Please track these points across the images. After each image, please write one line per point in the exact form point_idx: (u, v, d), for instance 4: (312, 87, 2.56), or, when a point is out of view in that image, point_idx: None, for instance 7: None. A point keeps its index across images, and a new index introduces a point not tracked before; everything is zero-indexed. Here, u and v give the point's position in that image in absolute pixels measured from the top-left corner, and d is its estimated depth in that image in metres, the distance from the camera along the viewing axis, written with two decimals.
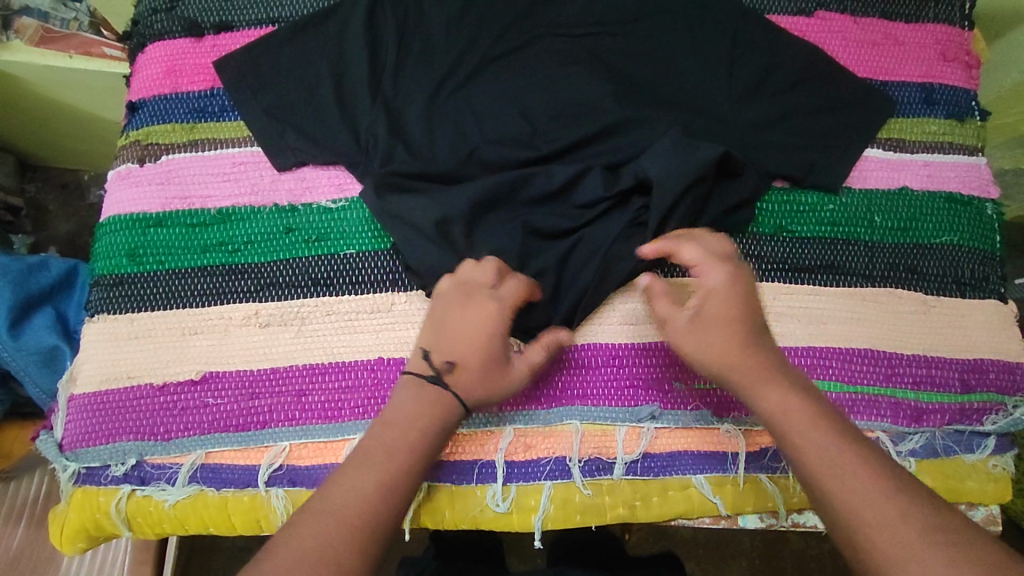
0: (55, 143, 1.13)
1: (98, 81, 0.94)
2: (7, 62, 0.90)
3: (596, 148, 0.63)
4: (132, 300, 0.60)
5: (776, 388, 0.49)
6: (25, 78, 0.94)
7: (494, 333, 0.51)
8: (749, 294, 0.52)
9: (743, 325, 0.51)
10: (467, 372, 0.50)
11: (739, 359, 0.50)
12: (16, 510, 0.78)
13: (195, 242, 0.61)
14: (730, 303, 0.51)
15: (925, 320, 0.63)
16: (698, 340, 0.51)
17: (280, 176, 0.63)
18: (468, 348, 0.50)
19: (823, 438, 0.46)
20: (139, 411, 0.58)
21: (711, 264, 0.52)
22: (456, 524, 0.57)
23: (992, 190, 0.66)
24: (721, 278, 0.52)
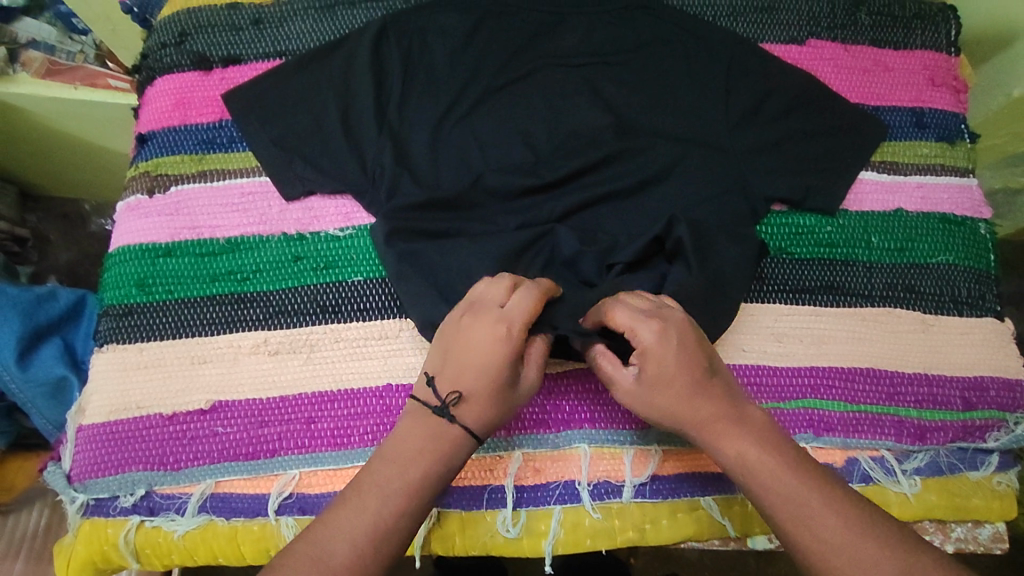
0: (59, 173, 1.14)
1: (103, 113, 0.96)
2: (14, 95, 0.92)
3: (597, 176, 0.64)
4: (140, 330, 0.60)
5: (736, 433, 0.48)
6: (31, 110, 0.95)
7: (507, 359, 0.48)
8: (688, 344, 0.48)
9: (687, 386, 0.48)
10: (475, 401, 0.47)
11: (692, 418, 0.48)
12: (15, 543, 0.76)
13: (205, 272, 0.62)
14: (670, 366, 0.48)
15: (925, 338, 0.64)
16: (648, 397, 0.49)
17: (289, 206, 0.64)
18: (481, 378, 0.48)
19: (789, 482, 0.45)
20: (147, 441, 0.58)
21: (640, 326, 0.48)
22: (466, 551, 0.57)
23: (984, 210, 0.68)
24: (652, 338, 0.47)
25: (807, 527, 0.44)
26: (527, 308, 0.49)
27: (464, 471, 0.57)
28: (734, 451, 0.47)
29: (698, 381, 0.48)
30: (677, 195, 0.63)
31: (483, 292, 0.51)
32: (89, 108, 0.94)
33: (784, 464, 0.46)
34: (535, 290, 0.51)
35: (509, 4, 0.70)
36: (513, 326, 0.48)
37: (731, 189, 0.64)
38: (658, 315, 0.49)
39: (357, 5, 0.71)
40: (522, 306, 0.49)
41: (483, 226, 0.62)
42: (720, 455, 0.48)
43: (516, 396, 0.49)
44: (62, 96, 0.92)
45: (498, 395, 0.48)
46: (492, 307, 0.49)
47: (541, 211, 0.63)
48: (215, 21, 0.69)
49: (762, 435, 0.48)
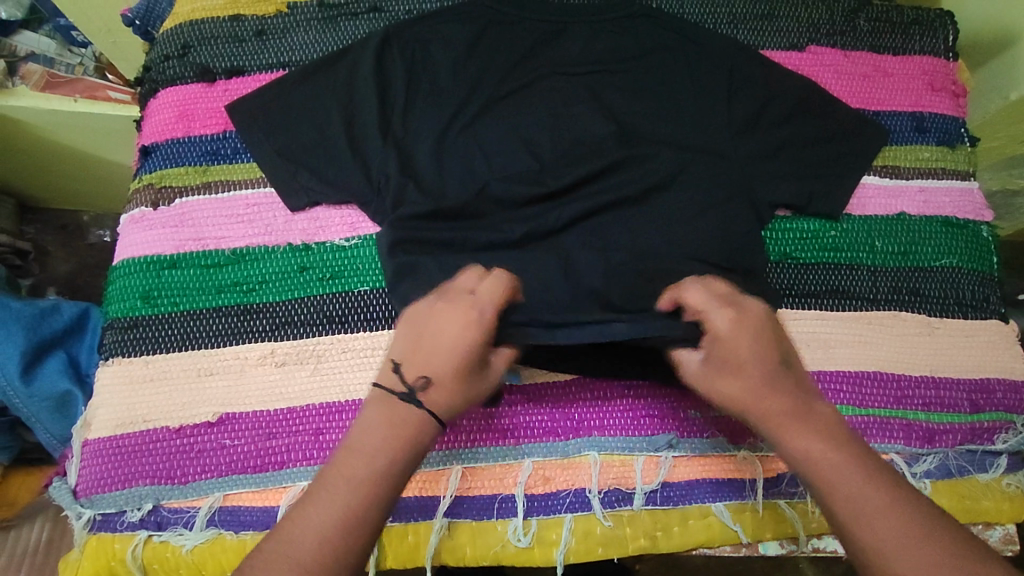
0: (57, 185, 1.14)
1: (103, 125, 0.96)
2: (13, 108, 0.92)
3: (602, 184, 0.65)
4: (146, 343, 0.60)
5: (800, 426, 0.48)
6: (30, 123, 0.95)
7: (472, 340, 0.50)
8: (759, 335, 0.52)
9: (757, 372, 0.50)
10: (437, 380, 0.49)
11: (758, 406, 0.49)
12: (16, 559, 0.74)
13: (210, 283, 0.62)
14: (739, 346, 0.51)
15: (931, 341, 0.64)
16: (717, 380, 0.52)
17: (294, 216, 0.64)
18: (445, 359, 0.50)
19: (849, 479, 0.45)
20: (155, 455, 0.57)
21: (713, 306, 0.53)
22: (476, 561, 0.57)
23: (986, 213, 0.69)
24: (725, 320, 0.52)
25: (867, 525, 0.43)
26: (494, 296, 0.53)
27: (473, 480, 0.57)
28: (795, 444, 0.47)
29: (768, 370, 0.50)
30: (682, 201, 0.63)
31: (457, 284, 0.54)
32: (88, 119, 0.94)
33: (846, 461, 0.45)
34: (503, 280, 0.54)
35: (512, 13, 0.70)
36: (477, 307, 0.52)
37: (736, 195, 0.64)
38: (734, 302, 0.53)
39: (359, 16, 0.71)
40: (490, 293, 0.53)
41: (489, 235, 0.62)
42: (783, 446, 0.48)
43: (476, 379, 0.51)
44: (60, 107, 0.92)
45: (460, 376, 0.50)
46: (464, 297, 0.53)
47: (546, 219, 0.63)
48: (217, 33, 0.69)
49: (828, 431, 0.47)
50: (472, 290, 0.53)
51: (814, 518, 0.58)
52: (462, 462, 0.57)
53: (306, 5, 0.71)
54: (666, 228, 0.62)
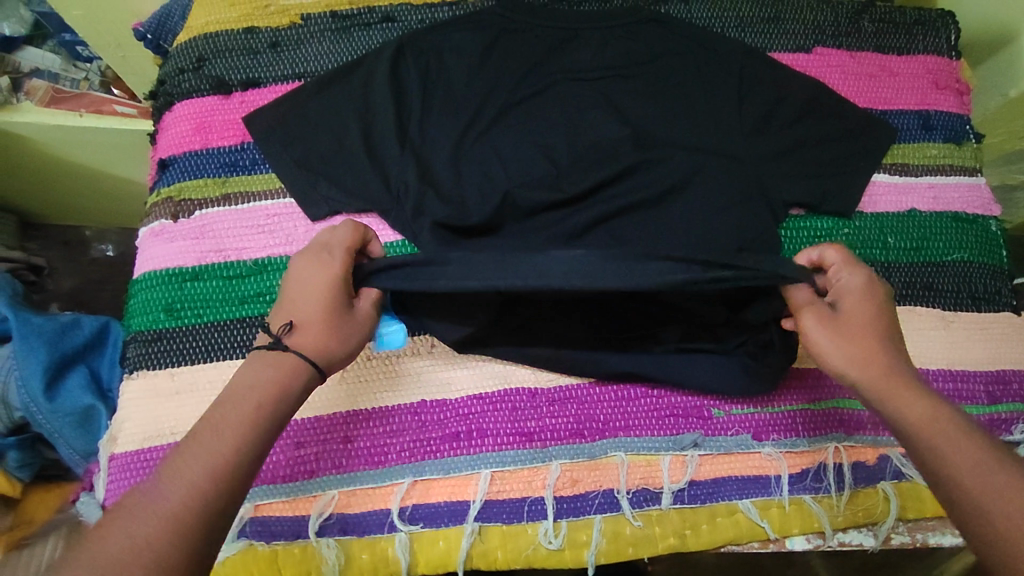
0: (59, 201, 1.13)
1: (110, 140, 0.96)
2: (19, 124, 0.92)
3: (618, 187, 0.65)
4: (170, 356, 0.60)
5: (912, 396, 0.47)
6: (36, 138, 0.95)
7: (327, 279, 0.50)
8: (884, 305, 0.51)
9: (875, 341, 0.49)
10: (304, 328, 0.49)
11: (876, 369, 0.48)
12: None
13: (232, 294, 0.62)
14: (867, 310, 0.50)
15: (947, 335, 0.65)
16: (836, 332, 0.49)
17: (314, 226, 0.64)
18: (312, 305, 0.50)
19: (965, 451, 0.43)
20: None
21: (850, 267, 0.52)
22: (508, 565, 0.57)
23: (994, 208, 0.70)
24: (857, 280, 0.51)
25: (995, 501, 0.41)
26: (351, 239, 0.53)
27: (501, 484, 0.57)
28: (909, 413, 0.46)
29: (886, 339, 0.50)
30: (698, 203, 0.64)
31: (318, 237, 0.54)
32: (95, 133, 0.94)
33: (960, 433, 0.44)
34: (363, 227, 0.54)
35: (524, 21, 0.71)
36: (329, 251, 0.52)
37: (750, 195, 0.65)
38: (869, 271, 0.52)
39: (372, 27, 0.72)
40: (343, 236, 0.52)
41: (509, 240, 0.63)
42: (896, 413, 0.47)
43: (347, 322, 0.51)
44: (67, 122, 0.92)
45: (328, 321, 0.50)
46: (316, 245, 0.53)
47: (564, 223, 0.64)
48: (232, 45, 0.70)
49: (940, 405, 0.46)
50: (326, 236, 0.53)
51: (840, 512, 0.59)
52: (489, 467, 0.57)
53: (320, 17, 0.72)
54: (684, 230, 0.63)
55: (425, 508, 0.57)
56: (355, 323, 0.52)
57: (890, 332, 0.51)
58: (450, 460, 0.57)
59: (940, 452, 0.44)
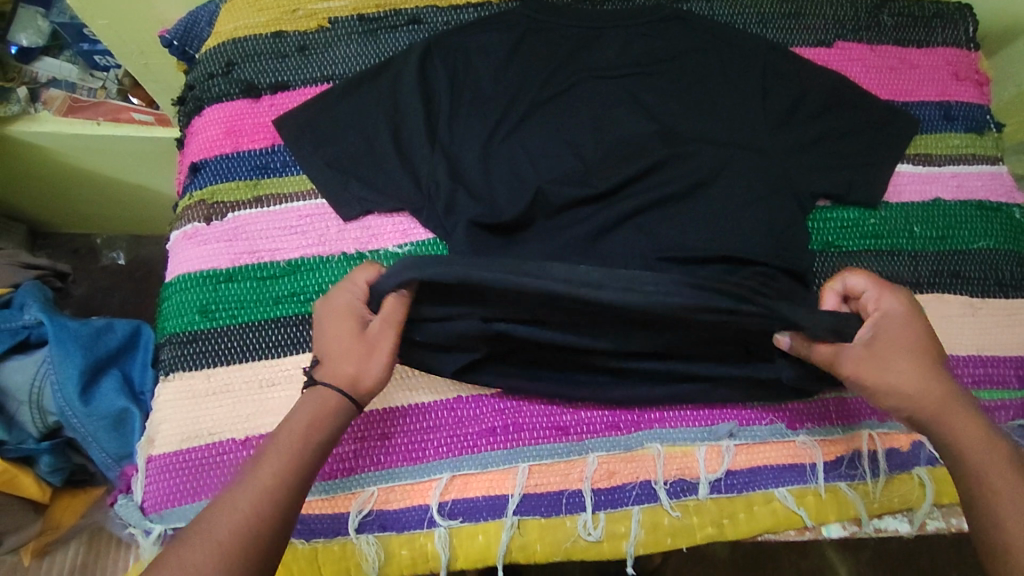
0: (71, 210, 1.14)
1: (127, 148, 0.97)
2: (37, 134, 0.93)
3: (644, 182, 0.66)
4: (206, 356, 0.60)
5: (968, 423, 0.49)
6: (52, 147, 0.96)
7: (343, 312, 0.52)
8: (920, 326, 0.51)
9: (934, 365, 0.50)
10: (330, 360, 0.51)
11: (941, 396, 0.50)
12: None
13: (267, 294, 0.62)
14: (903, 337, 0.51)
15: (975, 321, 0.65)
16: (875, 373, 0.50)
17: (346, 225, 0.65)
18: (333, 340, 0.51)
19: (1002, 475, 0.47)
20: (223, 467, 0.57)
21: (883, 294, 0.52)
22: (548, 558, 0.57)
23: (1017, 195, 0.70)
24: (898, 304, 0.51)
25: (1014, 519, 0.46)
26: (368, 270, 0.53)
27: (539, 477, 0.58)
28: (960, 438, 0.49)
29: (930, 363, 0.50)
30: (724, 198, 0.65)
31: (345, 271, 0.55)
32: (113, 142, 0.95)
33: (1003, 464, 0.48)
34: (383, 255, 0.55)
35: (548, 20, 0.72)
36: (347, 282, 0.53)
37: (775, 187, 0.66)
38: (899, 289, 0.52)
39: (398, 29, 0.73)
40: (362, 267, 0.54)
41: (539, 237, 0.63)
42: (950, 437, 0.49)
43: (368, 347, 0.51)
44: (83, 131, 0.93)
45: (352, 351, 0.50)
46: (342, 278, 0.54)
47: (593, 219, 0.64)
48: (261, 49, 0.71)
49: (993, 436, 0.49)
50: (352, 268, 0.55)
51: (876, 498, 0.59)
52: (527, 460, 0.58)
53: (347, 20, 0.73)
54: (712, 222, 0.64)
55: (464, 503, 0.57)
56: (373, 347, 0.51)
57: (933, 352, 0.51)
58: (487, 454, 0.58)
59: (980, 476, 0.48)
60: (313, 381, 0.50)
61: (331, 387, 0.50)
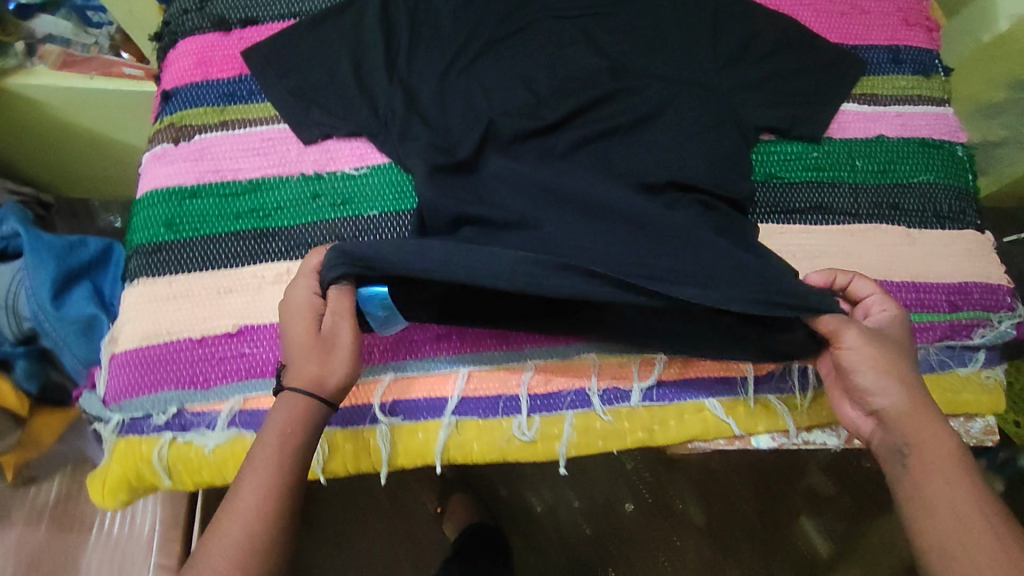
0: (70, 171, 1.19)
1: (116, 100, 1.01)
2: (33, 87, 0.97)
3: (592, 116, 0.69)
4: (169, 265, 0.63)
5: (939, 431, 0.52)
6: (48, 103, 1.00)
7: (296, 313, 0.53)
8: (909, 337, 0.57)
9: (912, 371, 0.54)
10: (295, 362, 0.53)
11: (917, 400, 0.53)
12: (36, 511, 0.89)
13: (228, 210, 0.65)
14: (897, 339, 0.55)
15: (911, 251, 0.66)
16: (875, 360, 0.53)
17: (306, 149, 0.68)
18: (294, 342, 0.53)
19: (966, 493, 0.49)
20: (179, 362, 0.60)
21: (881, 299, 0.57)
22: (484, 456, 0.60)
23: (961, 135, 0.71)
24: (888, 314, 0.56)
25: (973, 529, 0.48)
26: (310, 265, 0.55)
27: (476, 382, 0.60)
28: (928, 443, 0.52)
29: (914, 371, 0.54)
30: (670, 130, 0.68)
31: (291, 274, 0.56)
32: (103, 95, 0.99)
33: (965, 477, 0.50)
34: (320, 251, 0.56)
35: None
36: (298, 282, 0.54)
37: (720, 121, 0.68)
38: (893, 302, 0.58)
39: None
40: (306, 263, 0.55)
41: (489, 164, 0.66)
42: (923, 440, 0.52)
43: (327, 342, 0.53)
44: (77, 84, 0.97)
45: (313, 350, 0.53)
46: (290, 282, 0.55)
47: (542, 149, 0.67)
48: None
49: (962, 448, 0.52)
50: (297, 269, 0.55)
51: (804, 411, 0.61)
52: (467, 365, 0.60)
53: None
54: (656, 154, 0.67)
55: (405, 402, 0.60)
56: (330, 342, 0.53)
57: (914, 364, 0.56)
58: (431, 359, 0.60)
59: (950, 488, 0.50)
60: (281, 387, 0.53)
61: (302, 390, 0.52)
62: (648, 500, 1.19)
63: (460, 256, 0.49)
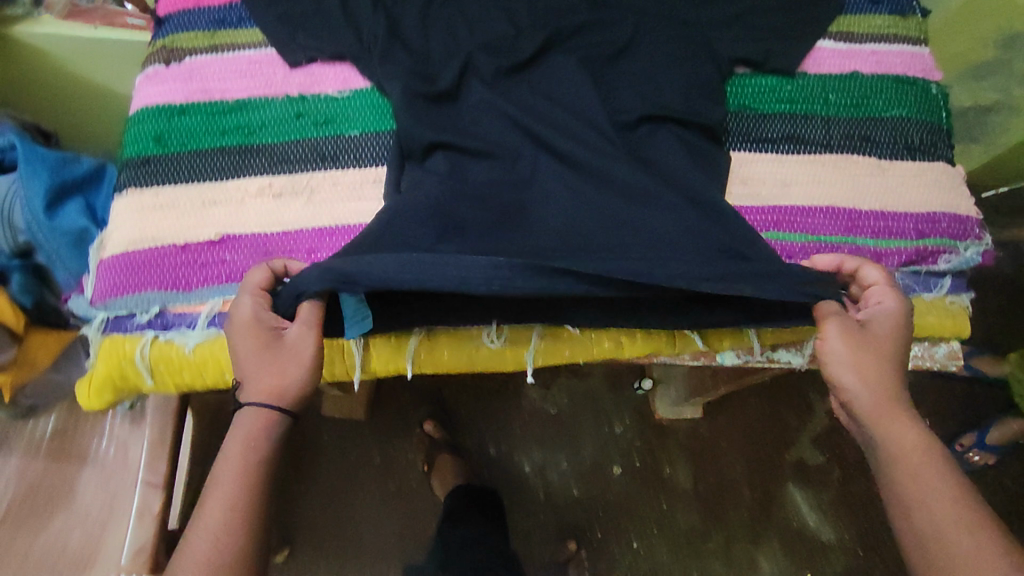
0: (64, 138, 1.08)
1: (124, 53, 0.91)
2: (35, 36, 0.86)
3: (572, 48, 0.70)
4: (156, 177, 0.66)
5: (904, 425, 0.52)
6: (56, 54, 0.90)
7: (252, 323, 0.54)
8: (908, 334, 0.57)
9: (896, 372, 0.54)
10: (251, 377, 0.53)
11: (883, 397, 0.53)
12: (35, 443, 0.88)
13: (214, 127, 0.68)
14: (894, 334, 0.55)
15: (882, 180, 0.68)
16: (860, 356, 0.54)
17: (292, 72, 0.70)
18: (250, 353, 0.53)
19: (939, 488, 0.49)
20: (163, 265, 0.62)
21: (887, 290, 0.57)
22: (454, 365, 0.62)
23: (935, 73, 0.72)
24: (895, 302, 0.56)
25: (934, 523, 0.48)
26: (260, 279, 0.57)
27: None
28: (896, 437, 0.52)
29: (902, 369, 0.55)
30: (647, 62, 0.69)
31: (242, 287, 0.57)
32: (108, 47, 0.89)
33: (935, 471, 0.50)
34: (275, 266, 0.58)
35: None
36: (246, 297, 0.55)
37: (696, 53, 0.69)
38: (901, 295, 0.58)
39: None
40: (251, 277, 0.57)
41: (468, 90, 0.68)
42: (887, 435, 0.52)
43: (286, 355, 0.54)
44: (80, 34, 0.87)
45: (270, 360, 0.53)
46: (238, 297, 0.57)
47: (521, 79, 0.68)
48: None
49: (931, 441, 0.52)
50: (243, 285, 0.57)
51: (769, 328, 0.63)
52: None
53: None
54: (633, 86, 0.68)
55: None
56: (289, 351, 0.54)
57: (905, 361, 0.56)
58: None
59: (919, 481, 0.50)
60: (241, 403, 0.53)
61: (258, 400, 0.52)
62: (636, 466, 1.20)
63: (437, 269, 0.51)
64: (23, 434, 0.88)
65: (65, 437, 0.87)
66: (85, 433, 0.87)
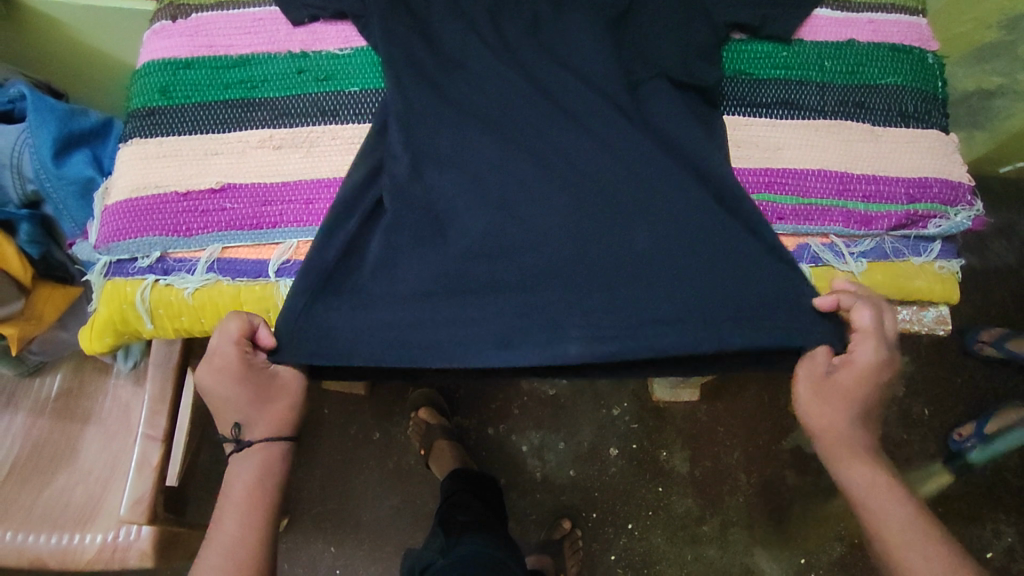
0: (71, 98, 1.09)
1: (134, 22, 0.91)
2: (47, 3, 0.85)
3: (571, 10, 0.70)
4: (161, 128, 0.67)
5: (860, 464, 0.57)
6: (64, 19, 0.89)
7: (241, 375, 0.58)
8: (884, 379, 0.59)
9: (859, 416, 0.59)
10: (248, 420, 0.59)
11: (836, 439, 0.58)
12: (40, 403, 0.86)
13: (218, 80, 0.69)
14: (863, 382, 0.59)
15: (874, 147, 0.68)
16: (819, 402, 0.59)
17: (294, 29, 0.70)
18: (243, 402, 0.58)
19: (898, 515, 0.54)
20: (164, 211, 0.64)
21: (869, 339, 0.59)
22: None
23: (931, 43, 0.73)
24: (871, 354, 0.59)
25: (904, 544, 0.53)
26: (240, 328, 0.58)
27: None
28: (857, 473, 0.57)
29: (866, 411, 0.59)
30: (645, 27, 0.69)
31: (218, 340, 0.59)
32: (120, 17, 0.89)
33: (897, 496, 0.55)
34: (242, 315, 0.59)
35: None
36: (228, 350, 0.58)
37: (695, 17, 0.69)
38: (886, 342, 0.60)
39: None
40: (228, 326, 0.58)
41: (465, 52, 0.68)
42: (842, 474, 0.58)
43: (283, 398, 0.61)
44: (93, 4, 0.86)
45: (268, 404, 0.59)
46: (213, 349, 0.58)
47: (519, 42, 0.68)
48: None
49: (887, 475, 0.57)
50: (219, 338, 0.58)
51: None
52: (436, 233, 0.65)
53: None
54: (629, 53, 0.69)
55: None
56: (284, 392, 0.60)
57: (874, 406, 0.59)
58: None
59: (882, 506, 0.55)
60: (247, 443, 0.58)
61: (262, 439, 0.59)
62: (633, 446, 1.20)
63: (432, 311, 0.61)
64: (28, 392, 0.86)
65: (69, 398, 0.87)
66: (89, 396, 0.87)
